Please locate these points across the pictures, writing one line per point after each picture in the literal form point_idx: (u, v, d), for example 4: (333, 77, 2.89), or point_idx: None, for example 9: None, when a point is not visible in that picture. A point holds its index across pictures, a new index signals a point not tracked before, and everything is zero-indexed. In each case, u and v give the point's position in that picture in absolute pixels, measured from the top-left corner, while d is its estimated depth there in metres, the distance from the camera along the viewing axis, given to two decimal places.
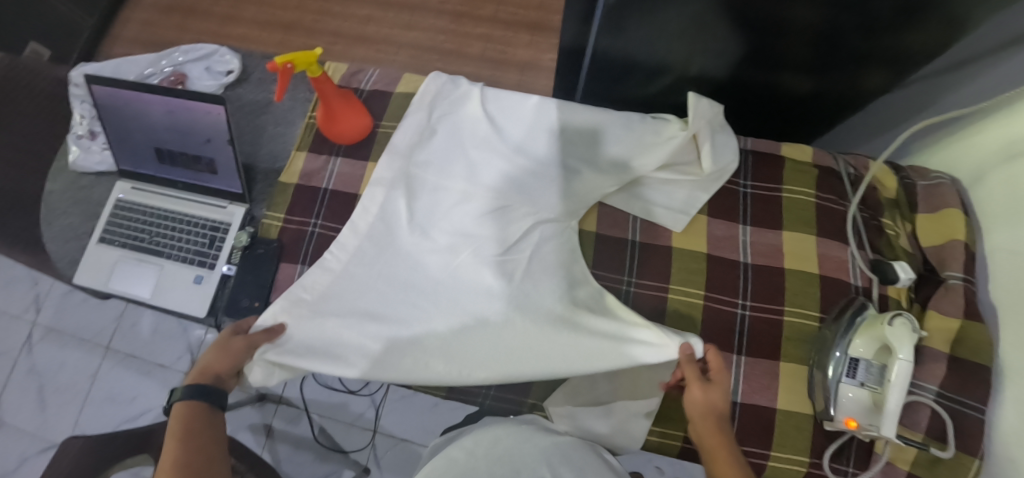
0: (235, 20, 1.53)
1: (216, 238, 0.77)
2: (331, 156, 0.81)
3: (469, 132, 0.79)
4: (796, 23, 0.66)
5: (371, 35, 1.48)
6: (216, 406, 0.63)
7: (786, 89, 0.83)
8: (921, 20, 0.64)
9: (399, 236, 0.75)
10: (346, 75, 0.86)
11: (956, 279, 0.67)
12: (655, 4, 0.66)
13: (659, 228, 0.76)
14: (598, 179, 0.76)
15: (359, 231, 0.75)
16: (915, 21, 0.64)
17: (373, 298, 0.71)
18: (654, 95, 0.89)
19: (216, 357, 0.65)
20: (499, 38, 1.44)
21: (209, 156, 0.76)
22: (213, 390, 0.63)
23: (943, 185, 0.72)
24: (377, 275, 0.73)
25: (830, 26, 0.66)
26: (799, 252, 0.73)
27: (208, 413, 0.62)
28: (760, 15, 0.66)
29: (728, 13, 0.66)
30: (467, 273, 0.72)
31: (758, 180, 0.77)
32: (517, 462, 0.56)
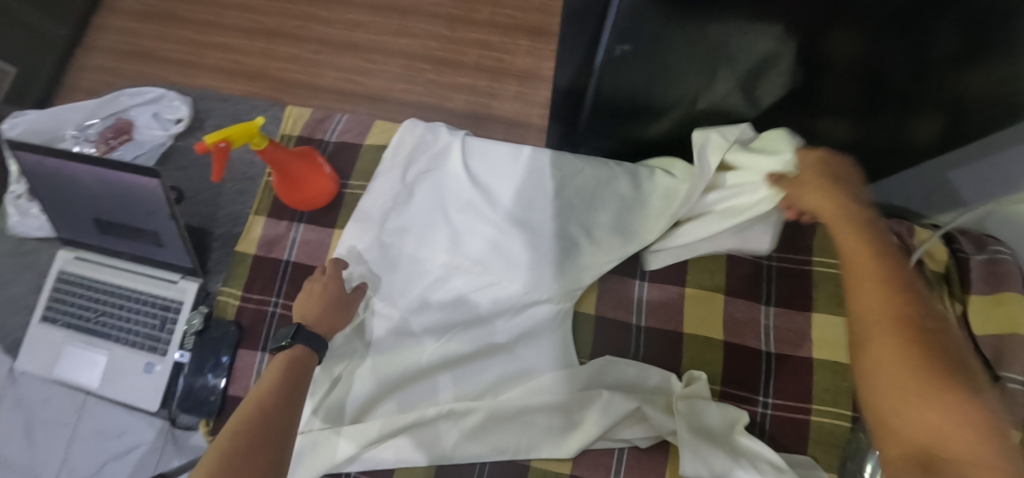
0: (212, 27, 1.40)
1: (167, 320, 0.69)
2: (293, 222, 0.71)
3: (451, 193, 0.69)
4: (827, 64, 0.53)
5: (359, 42, 1.35)
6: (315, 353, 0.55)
7: (819, 137, 0.69)
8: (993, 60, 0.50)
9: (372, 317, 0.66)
10: (310, 123, 0.75)
11: (1017, 384, 0.56)
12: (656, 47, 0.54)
13: (667, 309, 0.65)
14: (597, 250, 0.65)
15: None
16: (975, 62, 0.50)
17: (340, 392, 0.64)
18: (666, 141, 0.77)
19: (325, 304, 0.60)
20: (497, 45, 1.31)
21: (153, 229, 0.67)
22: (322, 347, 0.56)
23: (1004, 261, 0.62)
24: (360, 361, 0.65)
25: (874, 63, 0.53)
26: (829, 338, 0.63)
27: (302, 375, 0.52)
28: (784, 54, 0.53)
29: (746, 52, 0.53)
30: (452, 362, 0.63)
31: (784, 251, 0.66)
32: None
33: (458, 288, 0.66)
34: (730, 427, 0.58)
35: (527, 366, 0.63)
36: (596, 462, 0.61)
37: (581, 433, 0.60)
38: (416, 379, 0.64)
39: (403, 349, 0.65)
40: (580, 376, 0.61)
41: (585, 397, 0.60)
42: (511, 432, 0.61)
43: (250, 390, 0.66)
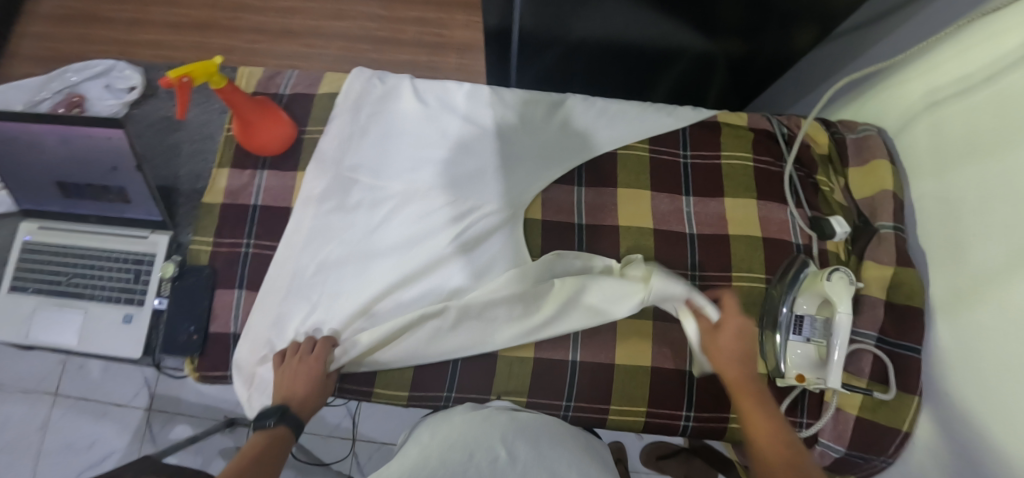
0: (143, 24, 1.37)
1: (141, 272, 0.72)
2: (256, 169, 0.75)
3: (403, 128, 0.76)
4: None
5: (297, 28, 1.37)
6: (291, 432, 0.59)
7: (719, 56, 0.81)
8: None
9: (338, 247, 0.71)
10: (261, 80, 0.80)
11: (888, 228, 0.69)
12: None
13: (604, 208, 0.74)
14: (539, 163, 0.74)
15: (294, 248, 0.71)
16: None
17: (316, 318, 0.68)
18: (591, 73, 0.87)
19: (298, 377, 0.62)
20: (434, 20, 1.37)
21: (118, 185, 0.70)
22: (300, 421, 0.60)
23: (872, 136, 0.74)
24: (335, 285, 0.69)
25: None
26: (741, 216, 0.74)
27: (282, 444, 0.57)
28: None
29: None
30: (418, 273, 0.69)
31: (697, 150, 0.77)
32: (470, 445, 0.54)
33: (415, 208, 0.72)
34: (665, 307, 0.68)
35: (487, 273, 0.70)
36: (556, 344, 0.69)
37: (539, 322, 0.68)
38: (388, 299, 0.69)
39: (372, 273, 0.70)
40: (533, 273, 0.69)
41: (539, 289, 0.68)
42: (472, 327, 0.68)
43: (232, 326, 0.70)
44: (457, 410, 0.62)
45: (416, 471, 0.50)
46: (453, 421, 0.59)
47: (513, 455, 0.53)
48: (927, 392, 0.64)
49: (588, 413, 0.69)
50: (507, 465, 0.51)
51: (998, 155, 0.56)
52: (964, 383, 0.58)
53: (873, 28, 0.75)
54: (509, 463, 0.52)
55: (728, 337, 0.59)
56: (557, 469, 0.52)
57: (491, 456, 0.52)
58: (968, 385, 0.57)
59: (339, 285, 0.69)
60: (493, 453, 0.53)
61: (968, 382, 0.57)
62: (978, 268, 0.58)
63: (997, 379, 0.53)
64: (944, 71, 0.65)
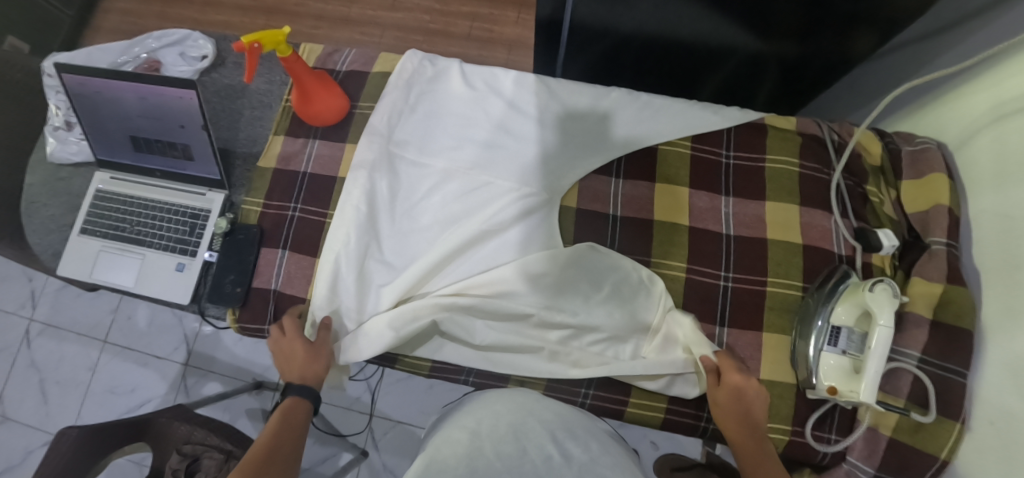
0: (216, 5, 1.46)
1: (196, 226, 0.77)
2: (308, 139, 0.80)
3: (449, 109, 0.78)
4: None
5: (355, 16, 1.43)
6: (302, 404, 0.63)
7: (772, 58, 0.80)
8: None
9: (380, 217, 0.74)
10: (321, 56, 0.84)
11: (940, 245, 0.65)
12: None
13: (641, 201, 0.74)
14: (579, 151, 0.75)
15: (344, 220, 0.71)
16: None
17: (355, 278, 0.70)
18: (639, 67, 0.87)
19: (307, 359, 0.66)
20: (486, 16, 1.40)
21: (184, 142, 0.75)
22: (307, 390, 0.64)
23: (929, 150, 0.71)
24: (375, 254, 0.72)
25: None
26: (782, 221, 0.72)
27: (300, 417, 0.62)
28: None
29: None
30: (453, 249, 0.70)
31: (741, 150, 0.75)
32: (522, 440, 0.53)
33: (456, 187, 0.74)
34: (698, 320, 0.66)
35: (521, 252, 0.71)
36: None
37: (564, 308, 0.68)
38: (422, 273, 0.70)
39: (413, 248, 0.73)
40: (563, 256, 0.69)
41: (565, 275, 0.69)
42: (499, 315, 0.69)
43: (272, 283, 0.74)
44: (496, 394, 0.60)
45: (473, 460, 0.49)
46: (476, 410, 0.58)
47: (566, 455, 0.52)
48: (971, 421, 0.60)
49: (607, 403, 0.69)
50: (562, 466, 0.50)
51: None
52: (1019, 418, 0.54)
53: (942, 36, 0.71)
54: (562, 463, 0.51)
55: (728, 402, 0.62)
56: (611, 472, 0.50)
57: (542, 455, 0.51)
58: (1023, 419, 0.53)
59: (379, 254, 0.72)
60: (545, 451, 0.51)
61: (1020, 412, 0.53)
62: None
63: None
64: (1015, 83, 0.61)
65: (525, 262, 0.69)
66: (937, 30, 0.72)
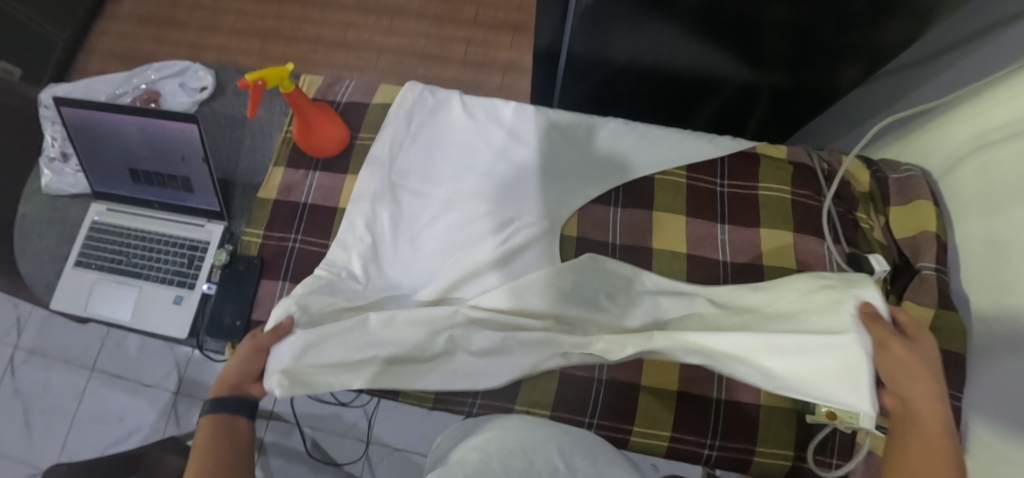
0: (213, 29, 1.46)
1: (195, 258, 0.77)
2: (309, 170, 0.80)
3: (450, 139, 0.79)
4: (767, 21, 0.67)
5: (352, 41, 1.45)
6: (239, 415, 0.61)
7: (763, 88, 0.83)
8: (892, 18, 0.66)
9: (382, 246, 0.74)
10: (322, 87, 0.85)
11: (930, 269, 0.67)
12: (631, 11, 0.67)
13: (639, 229, 0.75)
14: (576, 178, 0.77)
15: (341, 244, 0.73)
16: (885, 18, 0.65)
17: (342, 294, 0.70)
18: (633, 96, 0.89)
19: (236, 364, 0.64)
20: (481, 41, 1.43)
21: (184, 175, 0.75)
22: (231, 398, 0.61)
23: (915, 177, 0.74)
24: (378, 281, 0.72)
25: (805, 21, 0.66)
26: (777, 248, 0.73)
27: (229, 430, 0.60)
28: (728, 16, 0.66)
29: (701, 15, 0.67)
30: (454, 278, 0.71)
31: (735, 179, 0.77)
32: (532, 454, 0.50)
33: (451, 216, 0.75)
34: (851, 318, 0.56)
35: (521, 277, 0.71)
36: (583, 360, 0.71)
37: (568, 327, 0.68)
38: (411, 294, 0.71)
39: (416, 276, 0.73)
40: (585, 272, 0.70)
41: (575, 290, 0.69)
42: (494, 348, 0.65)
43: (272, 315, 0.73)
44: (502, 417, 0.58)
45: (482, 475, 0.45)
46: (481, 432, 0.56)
47: (572, 467, 0.50)
48: (968, 443, 0.60)
49: (610, 432, 0.69)
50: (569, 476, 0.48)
51: None
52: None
53: (924, 69, 0.75)
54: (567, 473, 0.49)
55: (915, 351, 0.55)
56: None
57: (551, 468, 0.49)
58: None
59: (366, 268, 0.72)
60: (551, 462, 0.50)
61: (1015, 435, 0.55)
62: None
63: None
64: (997, 113, 0.64)
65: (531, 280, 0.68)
66: (918, 63, 0.76)
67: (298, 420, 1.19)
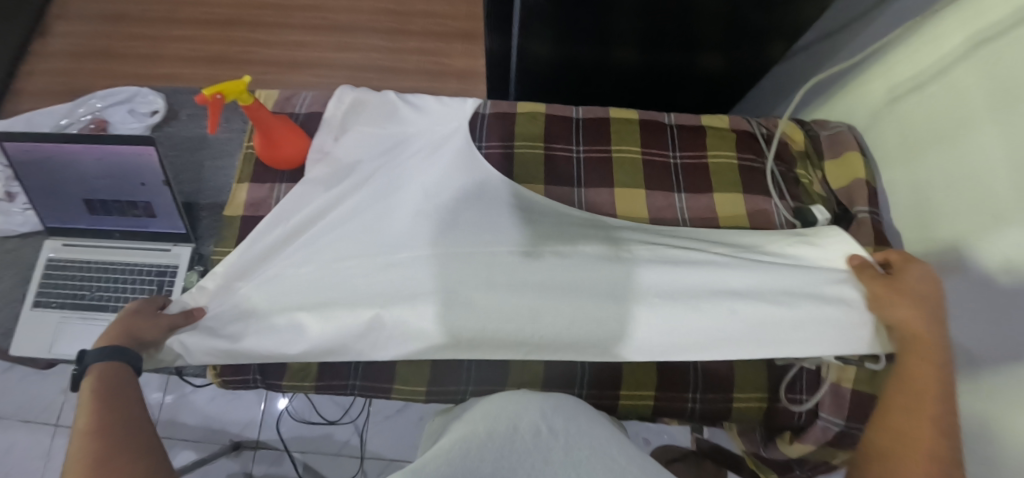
0: (155, 58, 1.42)
1: (165, 283, 0.76)
2: (275, 183, 0.80)
3: (396, 150, 0.79)
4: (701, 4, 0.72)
5: (303, 59, 1.44)
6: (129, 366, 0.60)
7: (702, 68, 0.88)
8: None
9: (312, 278, 0.69)
10: (279, 101, 0.85)
11: (864, 212, 0.74)
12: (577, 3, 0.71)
13: (602, 205, 0.79)
14: (494, 202, 0.73)
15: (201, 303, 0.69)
16: None
17: (235, 330, 0.67)
18: (584, 86, 0.94)
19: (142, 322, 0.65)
20: (434, 50, 1.46)
21: (145, 200, 0.74)
22: (125, 350, 0.61)
23: (843, 132, 0.82)
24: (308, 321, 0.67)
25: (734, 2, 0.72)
26: (730, 210, 0.79)
27: (122, 376, 0.59)
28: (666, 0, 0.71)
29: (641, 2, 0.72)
30: (382, 306, 0.66)
31: (686, 151, 0.83)
32: (511, 419, 0.46)
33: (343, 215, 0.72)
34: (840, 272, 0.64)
35: (455, 295, 0.65)
36: None
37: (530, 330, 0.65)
38: (303, 292, 0.69)
39: (345, 309, 0.67)
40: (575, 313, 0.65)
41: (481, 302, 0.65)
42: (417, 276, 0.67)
43: None
44: (485, 400, 0.55)
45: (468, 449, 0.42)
46: (465, 420, 0.52)
47: (554, 429, 0.45)
48: None
49: (597, 400, 0.73)
50: (551, 437, 0.44)
51: (969, 134, 0.62)
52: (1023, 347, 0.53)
53: (838, 37, 0.83)
54: (549, 434, 0.45)
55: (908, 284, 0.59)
56: (613, 449, 0.44)
57: (533, 430, 0.45)
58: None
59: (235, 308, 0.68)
60: (532, 425, 0.46)
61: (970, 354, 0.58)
62: (990, 229, 0.58)
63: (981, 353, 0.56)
64: (903, 68, 0.73)
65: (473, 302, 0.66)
66: (833, 32, 0.84)
67: (288, 446, 1.16)
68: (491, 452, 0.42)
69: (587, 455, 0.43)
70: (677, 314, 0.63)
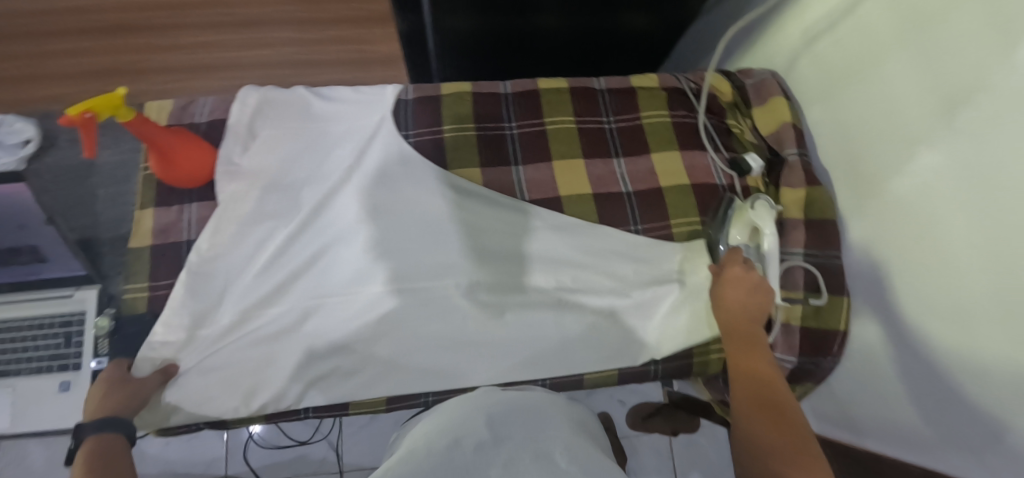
0: (30, 79, 1.25)
1: (71, 334, 0.68)
2: (183, 204, 0.72)
3: (319, 153, 0.74)
4: None
5: (207, 62, 1.31)
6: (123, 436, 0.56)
7: (626, 27, 0.86)
8: None
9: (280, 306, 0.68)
10: (174, 111, 0.76)
11: (794, 155, 0.76)
12: None
13: (542, 181, 0.77)
14: (440, 197, 0.72)
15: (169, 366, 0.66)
16: None
17: (224, 377, 0.66)
18: (509, 59, 0.90)
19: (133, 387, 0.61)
20: (352, 36, 1.36)
21: (29, 244, 0.64)
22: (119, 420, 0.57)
23: (767, 78, 0.83)
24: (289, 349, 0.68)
25: None
26: (669, 169, 0.79)
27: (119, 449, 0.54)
28: None
29: None
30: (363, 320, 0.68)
31: (619, 114, 0.82)
32: (458, 432, 0.46)
33: (286, 237, 0.69)
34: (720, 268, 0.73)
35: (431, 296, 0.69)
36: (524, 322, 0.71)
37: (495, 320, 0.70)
38: (266, 324, 0.67)
39: (323, 330, 0.68)
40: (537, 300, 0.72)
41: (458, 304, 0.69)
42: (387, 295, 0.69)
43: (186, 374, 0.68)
44: (433, 415, 0.54)
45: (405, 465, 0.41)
46: (415, 434, 0.51)
47: (498, 437, 0.45)
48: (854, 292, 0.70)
49: (563, 379, 0.73)
50: (494, 448, 0.43)
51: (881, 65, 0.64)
52: (924, 266, 0.58)
53: None
54: (493, 444, 0.44)
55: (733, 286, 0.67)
56: (556, 445, 0.44)
57: (477, 440, 0.44)
58: (930, 274, 0.57)
59: (207, 351, 0.66)
60: (476, 436, 0.45)
61: (899, 279, 0.62)
62: (910, 155, 0.60)
63: (912, 276, 0.60)
64: (815, 10, 0.74)
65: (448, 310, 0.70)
66: None
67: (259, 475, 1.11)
68: (431, 466, 0.40)
69: (529, 462, 0.41)
70: (627, 298, 0.73)
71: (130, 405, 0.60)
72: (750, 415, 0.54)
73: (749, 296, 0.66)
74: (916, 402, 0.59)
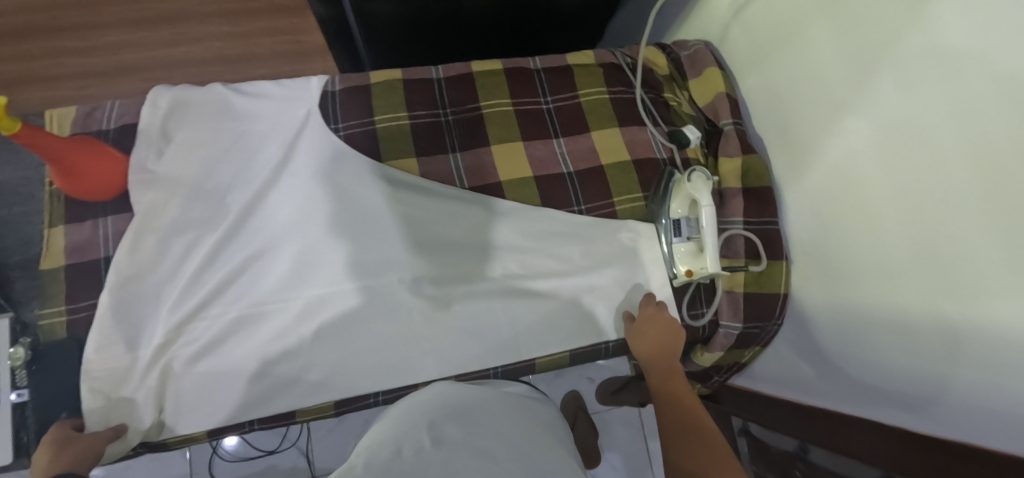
0: None
1: None
2: (97, 218, 0.67)
3: (242, 154, 0.70)
4: None
5: (128, 63, 1.22)
6: None
7: (558, 3, 0.84)
8: None
9: (211, 319, 0.65)
10: (78, 119, 0.70)
11: (729, 125, 0.76)
12: None
13: (482, 167, 0.75)
14: (374, 190, 0.69)
15: (102, 395, 0.62)
16: None
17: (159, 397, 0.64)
18: (442, 42, 0.87)
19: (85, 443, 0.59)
20: (286, 27, 1.28)
21: None
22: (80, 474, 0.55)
23: (700, 49, 0.83)
24: (226, 366, 0.64)
25: None
26: (609, 145, 0.78)
27: None
28: None
29: None
30: (301, 323, 0.65)
31: (556, 93, 0.80)
32: (398, 441, 0.45)
33: (212, 246, 0.66)
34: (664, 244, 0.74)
35: (372, 294, 0.66)
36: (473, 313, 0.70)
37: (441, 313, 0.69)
38: (198, 339, 0.64)
39: (260, 338, 0.65)
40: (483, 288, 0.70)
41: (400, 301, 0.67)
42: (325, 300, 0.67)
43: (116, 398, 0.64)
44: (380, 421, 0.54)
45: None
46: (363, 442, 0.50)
47: (440, 439, 0.46)
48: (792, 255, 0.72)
49: (513, 366, 0.72)
50: (434, 451, 0.43)
51: (803, 31, 0.64)
52: (852, 228, 0.60)
53: None
54: (433, 448, 0.44)
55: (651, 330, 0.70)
56: (498, 447, 0.46)
57: (415, 445, 0.44)
58: (858, 236, 0.59)
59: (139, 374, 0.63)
60: (416, 441, 0.45)
61: (830, 242, 0.64)
62: (835, 118, 0.61)
63: (840, 238, 0.62)
64: None
65: (391, 309, 0.67)
66: None
67: None
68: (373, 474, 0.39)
69: (466, 462, 0.42)
70: (568, 283, 0.72)
71: (88, 461, 0.58)
72: (683, 440, 0.64)
73: (664, 334, 0.69)
74: (848, 358, 0.62)
